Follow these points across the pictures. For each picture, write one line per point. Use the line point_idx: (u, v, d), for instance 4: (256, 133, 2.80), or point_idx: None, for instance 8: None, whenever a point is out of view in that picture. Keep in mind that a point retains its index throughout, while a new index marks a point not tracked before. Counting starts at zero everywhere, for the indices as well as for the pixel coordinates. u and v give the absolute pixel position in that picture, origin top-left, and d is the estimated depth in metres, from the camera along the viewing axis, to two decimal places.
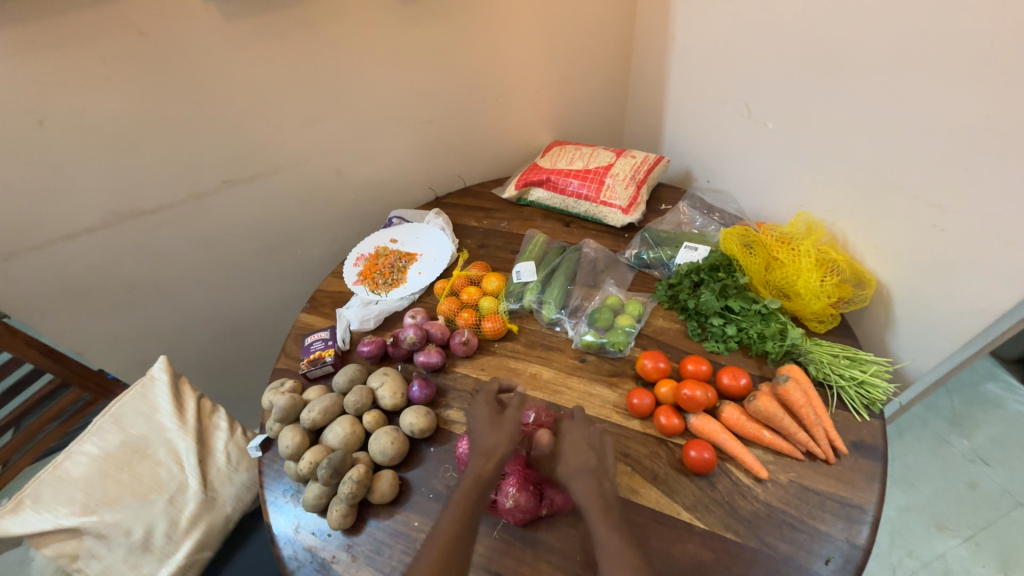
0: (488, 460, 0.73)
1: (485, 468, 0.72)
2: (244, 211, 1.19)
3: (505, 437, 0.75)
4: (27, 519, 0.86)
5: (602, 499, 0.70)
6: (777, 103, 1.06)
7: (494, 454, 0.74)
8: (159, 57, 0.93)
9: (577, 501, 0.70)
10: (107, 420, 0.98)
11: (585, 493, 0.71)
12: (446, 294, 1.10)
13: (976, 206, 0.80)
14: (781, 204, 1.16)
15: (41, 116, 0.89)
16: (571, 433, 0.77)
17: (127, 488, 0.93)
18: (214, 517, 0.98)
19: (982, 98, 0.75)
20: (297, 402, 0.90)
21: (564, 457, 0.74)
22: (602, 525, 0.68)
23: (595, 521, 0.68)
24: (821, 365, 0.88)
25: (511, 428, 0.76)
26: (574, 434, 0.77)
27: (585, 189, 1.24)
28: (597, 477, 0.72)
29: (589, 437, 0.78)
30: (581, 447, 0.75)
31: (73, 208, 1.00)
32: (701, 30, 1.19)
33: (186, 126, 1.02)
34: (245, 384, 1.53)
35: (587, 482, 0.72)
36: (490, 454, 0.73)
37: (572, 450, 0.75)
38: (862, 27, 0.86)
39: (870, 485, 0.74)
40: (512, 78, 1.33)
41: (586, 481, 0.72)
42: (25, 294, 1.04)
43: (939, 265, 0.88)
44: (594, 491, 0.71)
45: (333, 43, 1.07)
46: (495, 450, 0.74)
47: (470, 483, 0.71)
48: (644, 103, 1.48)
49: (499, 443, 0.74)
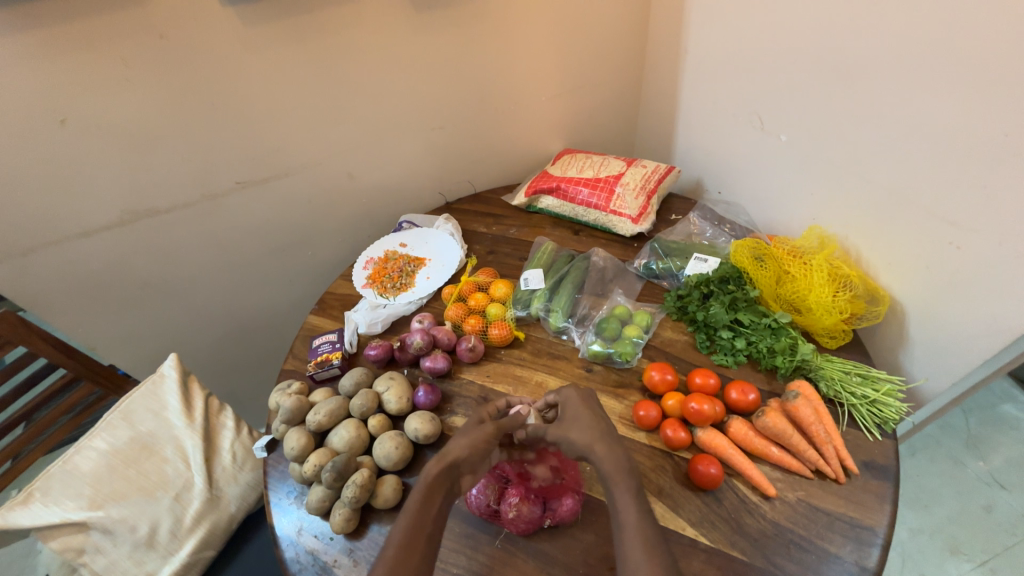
0: (438, 462, 0.72)
1: (432, 469, 0.71)
2: (257, 212, 1.21)
3: (462, 442, 0.74)
4: (35, 512, 0.87)
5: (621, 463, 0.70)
6: (790, 116, 1.06)
7: (447, 457, 0.73)
8: (179, 61, 0.95)
9: (603, 470, 0.70)
10: (118, 415, 0.99)
11: (603, 459, 0.71)
12: (454, 300, 1.11)
13: (994, 224, 0.78)
14: (793, 217, 1.15)
15: (65, 116, 0.92)
16: (579, 403, 0.79)
17: (134, 484, 0.94)
18: (218, 516, 0.98)
19: (1000, 114, 0.74)
20: (303, 404, 0.90)
21: (576, 426, 0.75)
22: (622, 491, 0.68)
23: (617, 490, 0.68)
24: (832, 382, 0.86)
25: (476, 433, 0.76)
26: (579, 405, 0.78)
27: (595, 198, 1.24)
28: (612, 442, 0.73)
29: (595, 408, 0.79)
30: (594, 415, 0.77)
31: (92, 206, 1.02)
32: (715, 41, 1.19)
33: (203, 128, 1.04)
34: (252, 383, 1.55)
35: (605, 447, 0.72)
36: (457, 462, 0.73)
37: (582, 421, 0.76)
38: (877, 41, 0.85)
39: (881, 507, 0.73)
40: (525, 86, 1.34)
41: (605, 445, 0.72)
42: (42, 289, 1.06)
43: (955, 283, 0.87)
44: (613, 454, 0.71)
45: (349, 50, 1.09)
46: (448, 454, 0.73)
47: (425, 483, 0.70)
48: (656, 112, 1.48)
49: (456, 445, 0.74)
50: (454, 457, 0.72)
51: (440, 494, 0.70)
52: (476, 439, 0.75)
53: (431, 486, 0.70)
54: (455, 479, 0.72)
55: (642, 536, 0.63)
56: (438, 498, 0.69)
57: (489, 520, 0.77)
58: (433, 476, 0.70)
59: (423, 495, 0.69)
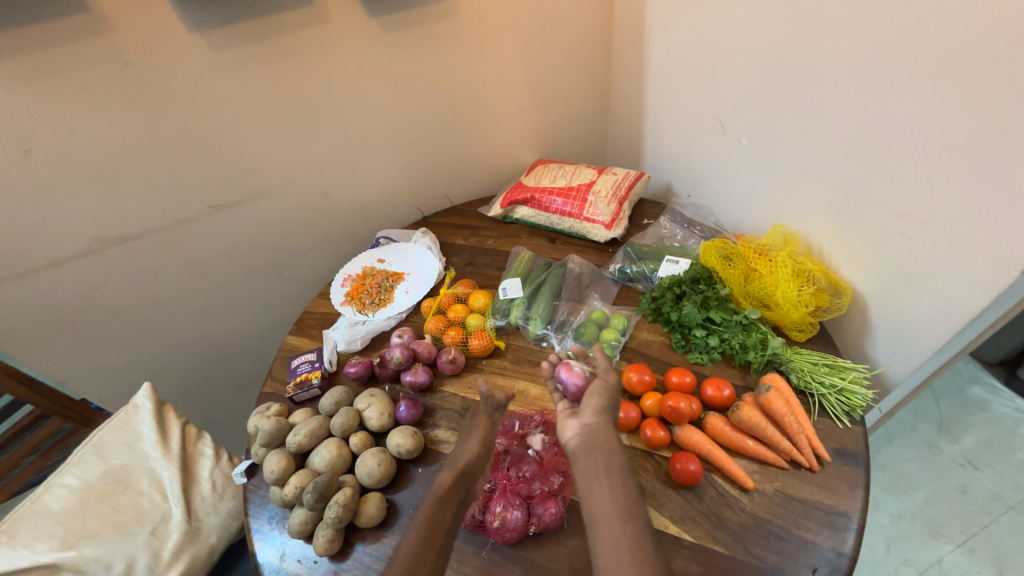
0: (450, 470, 0.72)
1: (444, 479, 0.71)
2: (230, 234, 1.20)
3: (468, 450, 0.74)
4: (3, 556, 0.84)
5: (589, 447, 0.67)
6: (747, 120, 1.11)
7: (458, 463, 0.73)
8: (144, 86, 0.95)
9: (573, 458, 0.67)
10: (89, 450, 0.96)
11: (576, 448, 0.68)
12: (433, 313, 1.11)
13: (939, 217, 0.83)
14: (757, 216, 1.20)
15: (27, 146, 0.90)
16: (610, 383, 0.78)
17: (108, 521, 0.91)
18: (198, 548, 0.95)
19: (939, 112, 0.78)
20: (283, 425, 0.89)
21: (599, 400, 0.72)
22: (602, 481, 0.64)
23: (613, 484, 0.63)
24: (802, 373, 0.89)
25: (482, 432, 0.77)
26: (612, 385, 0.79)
27: (568, 206, 1.27)
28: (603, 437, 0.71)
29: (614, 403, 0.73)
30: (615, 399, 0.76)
31: (57, 236, 1.00)
32: (675, 51, 1.23)
33: (172, 152, 1.03)
34: (231, 409, 1.51)
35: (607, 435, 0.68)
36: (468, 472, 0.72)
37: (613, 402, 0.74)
38: (821, 50, 0.91)
39: (853, 492, 0.75)
40: (495, 100, 1.37)
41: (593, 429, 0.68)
42: (5, 324, 1.02)
43: (908, 273, 0.91)
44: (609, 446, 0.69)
45: (318, 70, 1.10)
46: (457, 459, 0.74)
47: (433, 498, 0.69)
48: (624, 120, 1.53)
49: (465, 450, 0.74)
50: (466, 462, 0.73)
51: (455, 502, 0.69)
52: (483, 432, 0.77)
53: (443, 496, 0.69)
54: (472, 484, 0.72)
55: (620, 527, 0.60)
56: (452, 508, 0.68)
57: (474, 531, 0.77)
58: (445, 486, 0.70)
59: (435, 506, 0.67)
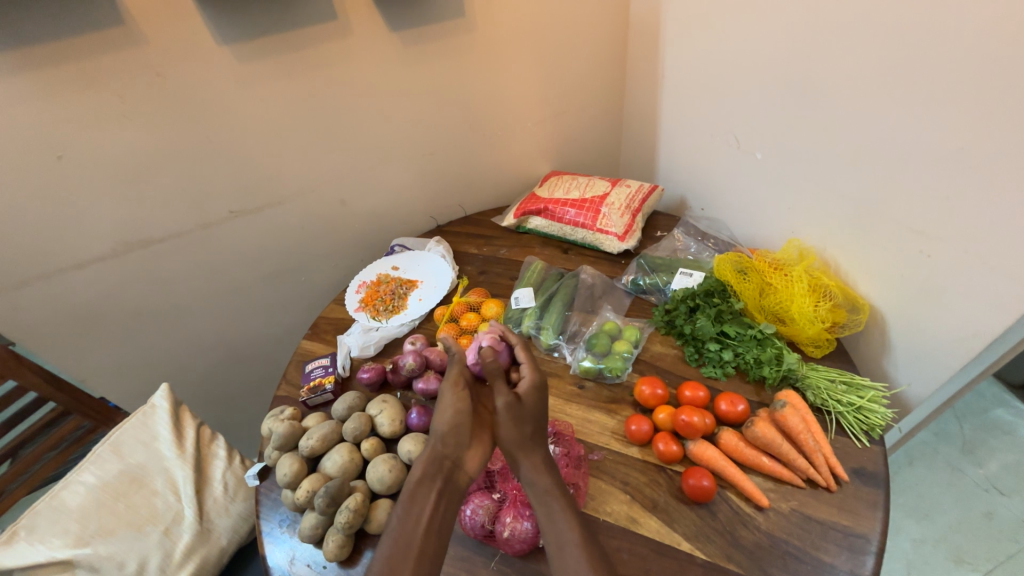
0: (419, 461, 0.71)
1: (415, 472, 0.70)
2: (250, 239, 1.23)
3: (437, 432, 0.72)
4: (21, 551, 0.86)
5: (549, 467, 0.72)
6: (763, 134, 1.12)
7: (427, 452, 0.71)
8: (175, 96, 0.99)
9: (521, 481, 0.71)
10: (106, 448, 0.98)
11: (530, 471, 0.71)
12: (446, 321, 1.12)
13: (957, 233, 0.82)
14: (772, 230, 1.19)
15: (62, 152, 0.94)
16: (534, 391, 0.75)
17: (122, 519, 0.92)
18: (209, 549, 0.96)
19: (957, 127, 0.78)
20: (296, 429, 0.90)
21: (510, 425, 0.72)
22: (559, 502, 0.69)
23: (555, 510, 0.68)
24: (818, 390, 0.88)
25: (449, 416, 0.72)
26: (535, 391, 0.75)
27: (582, 218, 1.28)
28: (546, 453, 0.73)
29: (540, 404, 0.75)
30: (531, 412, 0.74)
31: (86, 238, 1.04)
32: (691, 66, 1.24)
33: (197, 160, 1.07)
34: (244, 412, 1.53)
35: (536, 457, 0.72)
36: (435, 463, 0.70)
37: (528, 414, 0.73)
38: (838, 67, 0.91)
39: (872, 513, 0.73)
40: (511, 112, 1.39)
41: (535, 455, 0.72)
42: (33, 322, 1.06)
43: (927, 290, 0.90)
44: (543, 469, 0.71)
45: (339, 82, 1.13)
46: (426, 449, 0.72)
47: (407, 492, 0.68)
48: (639, 133, 1.54)
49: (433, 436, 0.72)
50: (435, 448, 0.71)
51: (430, 494, 0.68)
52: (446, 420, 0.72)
53: (413, 489, 0.68)
54: (448, 470, 0.69)
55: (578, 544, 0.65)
56: (429, 501, 0.67)
57: (484, 541, 0.77)
58: (415, 481, 0.69)
59: (407, 503, 0.67)
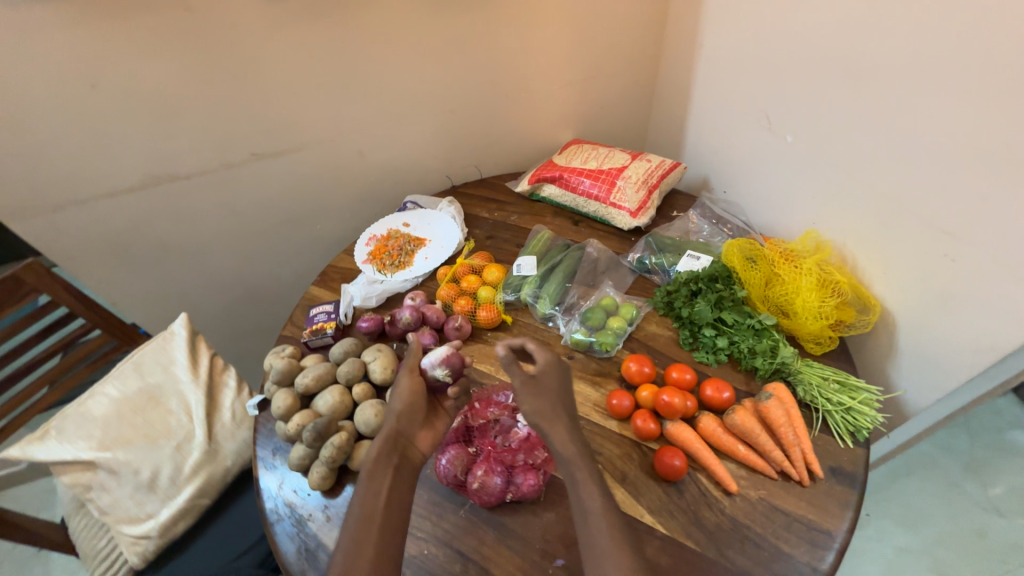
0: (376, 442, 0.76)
1: (374, 450, 0.75)
2: (269, 183, 1.25)
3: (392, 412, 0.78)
4: (52, 447, 0.95)
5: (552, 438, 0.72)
6: (796, 117, 1.04)
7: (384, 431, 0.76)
8: (199, 32, 0.99)
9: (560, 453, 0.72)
10: (129, 365, 1.07)
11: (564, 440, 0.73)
12: (447, 280, 1.14)
13: (990, 240, 0.76)
14: (792, 220, 1.13)
15: (94, 81, 0.97)
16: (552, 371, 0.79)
17: (139, 431, 1.01)
18: (214, 467, 1.05)
19: (1015, 122, 0.70)
20: (294, 366, 0.95)
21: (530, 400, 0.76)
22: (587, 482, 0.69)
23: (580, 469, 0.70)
24: (809, 387, 0.86)
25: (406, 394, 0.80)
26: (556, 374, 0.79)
27: (596, 190, 1.24)
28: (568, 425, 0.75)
29: (563, 381, 0.79)
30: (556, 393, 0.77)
31: (116, 168, 1.08)
32: (730, 36, 1.16)
33: (220, 99, 1.09)
34: (258, 349, 1.62)
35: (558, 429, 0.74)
36: (392, 439, 0.75)
37: (548, 394, 0.77)
38: (888, 45, 0.83)
39: (843, 512, 0.73)
40: (536, 73, 1.33)
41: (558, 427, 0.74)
42: (68, 243, 1.13)
43: (947, 296, 0.85)
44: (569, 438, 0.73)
45: (361, 28, 1.10)
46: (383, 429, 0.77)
47: (365, 472, 0.73)
48: (669, 104, 1.46)
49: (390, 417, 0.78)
50: (389, 428, 0.76)
51: (387, 472, 0.72)
52: (406, 398, 0.80)
53: (372, 468, 0.73)
54: (401, 448, 0.75)
55: (604, 518, 0.66)
56: (387, 479, 0.72)
57: (455, 490, 0.80)
58: (372, 459, 0.74)
59: (367, 480, 0.72)
